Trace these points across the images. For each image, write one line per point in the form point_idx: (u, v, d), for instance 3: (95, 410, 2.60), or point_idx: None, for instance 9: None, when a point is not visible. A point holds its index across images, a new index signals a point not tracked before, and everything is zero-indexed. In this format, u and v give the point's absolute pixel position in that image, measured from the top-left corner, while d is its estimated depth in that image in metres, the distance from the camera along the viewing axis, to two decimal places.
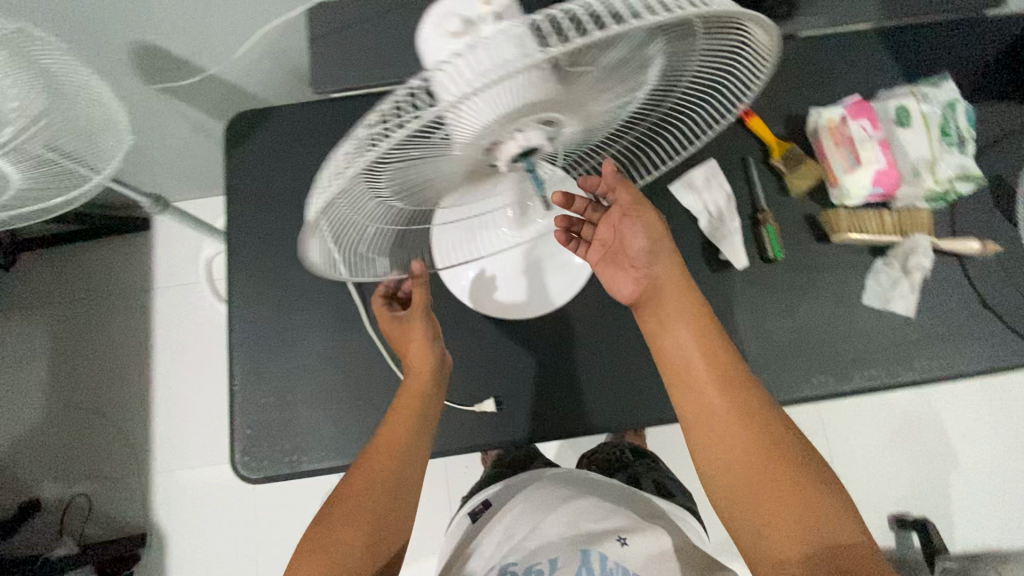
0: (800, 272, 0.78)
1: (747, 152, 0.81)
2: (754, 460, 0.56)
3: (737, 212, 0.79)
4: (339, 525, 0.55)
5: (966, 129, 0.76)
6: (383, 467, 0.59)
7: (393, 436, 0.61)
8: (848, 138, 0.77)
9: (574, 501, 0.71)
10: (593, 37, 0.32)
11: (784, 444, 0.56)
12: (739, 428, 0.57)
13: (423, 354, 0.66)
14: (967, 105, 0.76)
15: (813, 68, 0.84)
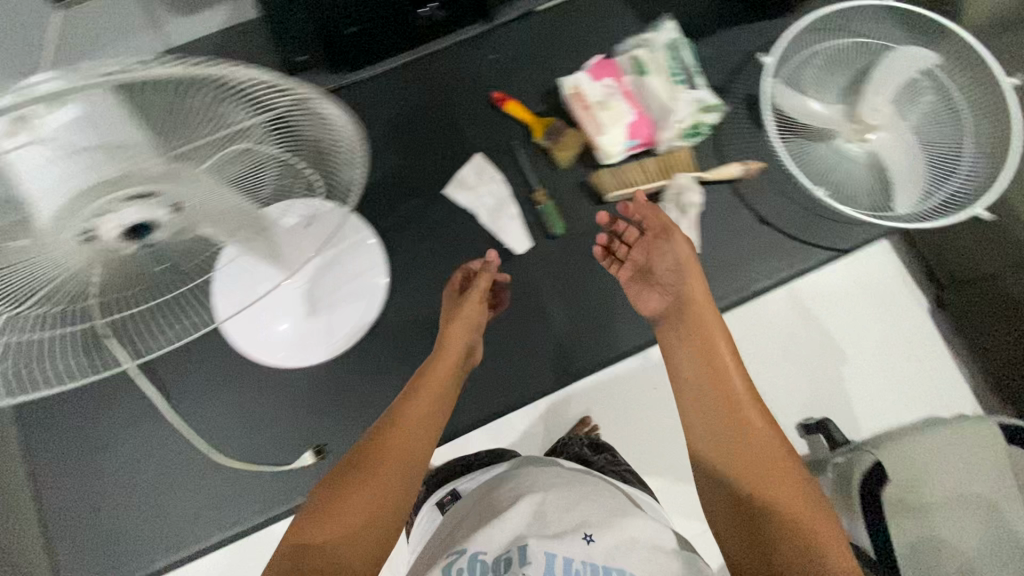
0: (584, 239, 0.80)
1: (510, 136, 0.82)
2: (759, 453, 0.56)
3: (513, 198, 0.80)
4: (337, 515, 0.51)
5: (693, 65, 0.78)
6: (397, 456, 0.56)
7: (416, 422, 0.60)
8: (591, 103, 0.79)
9: (540, 487, 0.57)
10: (87, 87, 0.28)
11: (777, 454, 0.56)
12: (742, 418, 0.58)
13: (462, 338, 0.68)
14: (687, 42, 0.79)
15: (554, 40, 0.86)
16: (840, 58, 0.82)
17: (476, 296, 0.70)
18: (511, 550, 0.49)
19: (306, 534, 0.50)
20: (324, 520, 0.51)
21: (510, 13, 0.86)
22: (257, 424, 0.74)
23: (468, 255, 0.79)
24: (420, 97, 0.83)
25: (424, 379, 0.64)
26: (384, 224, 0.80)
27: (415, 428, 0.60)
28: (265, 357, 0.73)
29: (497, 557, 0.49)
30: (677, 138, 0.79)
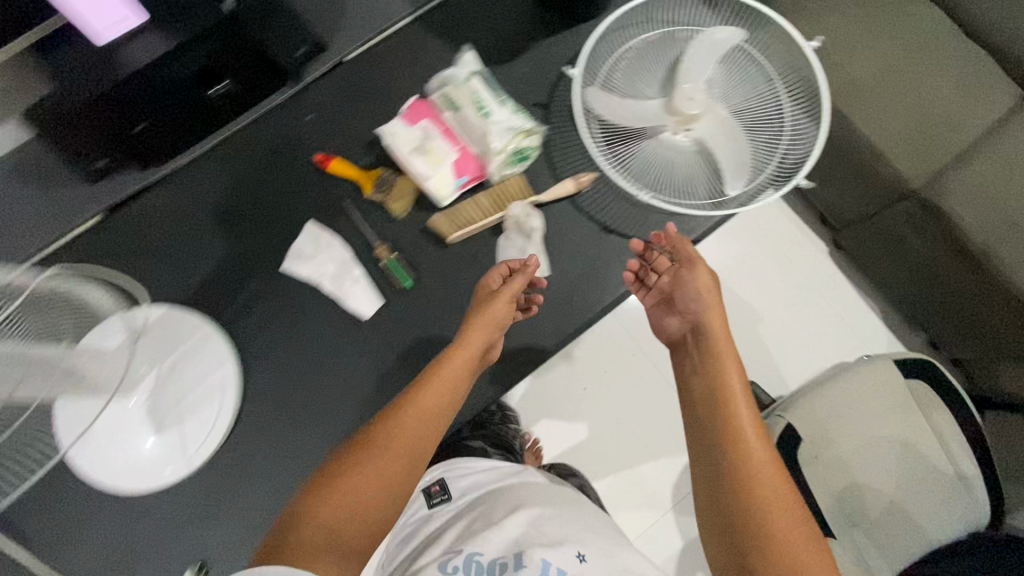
0: (436, 285, 0.78)
1: (342, 196, 0.80)
2: (769, 473, 0.62)
3: (355, 259, 0.77)
4: (347, 500, 0.59)
5: (500, 90, 0.77)
6: (399, 457, 0.63)
7: (412, 429, 0.64)
8: (412, 151, 0.77)
9: (533, 501, 0.79)
10: None
11: (783, 484, 0.62)
12: (751, 442, 0.64)
13: (478, 343, 0.69)
14: (484, 69, 0.77)
15: (369, 88, 0.84)
16: (651, 54, 0.84)
17: (501, 295, 0.70)
18: (507, 557, 0.69)
19: (313, 510, 0.58)
20: (331, 508, 0.58)
21: (319, 66, 0.82)
22: (134, 555, 0.71)
23: (321, 328, 0.76)
24: (243, 177, 0.81)
25: (428, 380, 0.67)
26: (227, 316, 0.76)
27: (415, 435, 0.64)
28: (119, 481, 0.69)
29: (493, 563, 0.69)
30: (504, 166, 0.78)
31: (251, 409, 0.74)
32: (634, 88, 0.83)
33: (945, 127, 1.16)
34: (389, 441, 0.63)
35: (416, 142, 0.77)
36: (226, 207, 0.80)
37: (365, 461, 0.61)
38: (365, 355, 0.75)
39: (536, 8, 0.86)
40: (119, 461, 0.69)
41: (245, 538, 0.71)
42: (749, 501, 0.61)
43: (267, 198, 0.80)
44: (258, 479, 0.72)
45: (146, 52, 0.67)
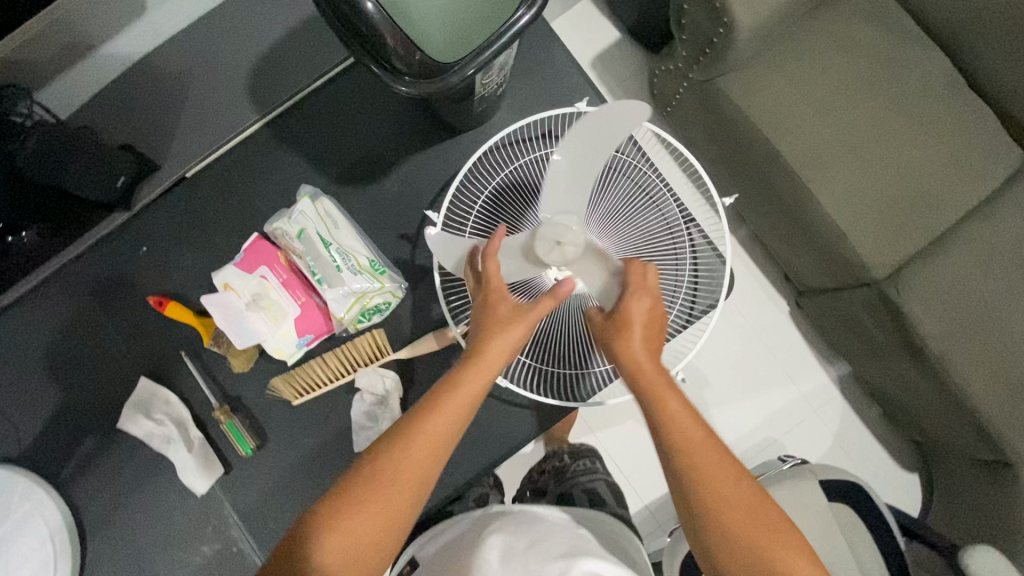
0: (282, 448, 0.71)
1: (184, 342, 0.72)
2: (724, 468, 0.44)
3: (195, 418, 0.71)
4: (330, 554, 0.41)
5: (339, 242, 0.67)
6: (397, 493, 0.42)
7: (418, 460, 0.43)
8: (243, 312, 0.66)
9: (506, 526, 0.54)
10: None
11: (748, 489, 0.44)
12: (711, 457, 0.44)
13: (508, 356, 0.48)
14: (317, 220, 0.66)
15: (211, 209, 0.73)
16: (546, 170, 0.70)
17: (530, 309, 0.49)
18: None
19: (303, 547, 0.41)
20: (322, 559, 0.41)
21: (150, 190, 0.72)
22: None
23: (160, 490, 0.71)
24: (73, 320, 0.72)
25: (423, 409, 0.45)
26: (62, 475, 0.71)
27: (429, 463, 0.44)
28: None
29: None
30: (355, 326, 0.68)
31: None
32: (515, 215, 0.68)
33: (956, 207, 0.87)
34: (372, 468, 0.43)
35: (249, 300, 0.67)
36: (54, 353, 0.72)
37: (382, 472, 0.43)
38: (204, 524, 0.70)
39: (409, 113, 0.73)
40: None
41: None
42: (715, 517, 0.43)
43: (98, 341, 0.72)
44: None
45: None
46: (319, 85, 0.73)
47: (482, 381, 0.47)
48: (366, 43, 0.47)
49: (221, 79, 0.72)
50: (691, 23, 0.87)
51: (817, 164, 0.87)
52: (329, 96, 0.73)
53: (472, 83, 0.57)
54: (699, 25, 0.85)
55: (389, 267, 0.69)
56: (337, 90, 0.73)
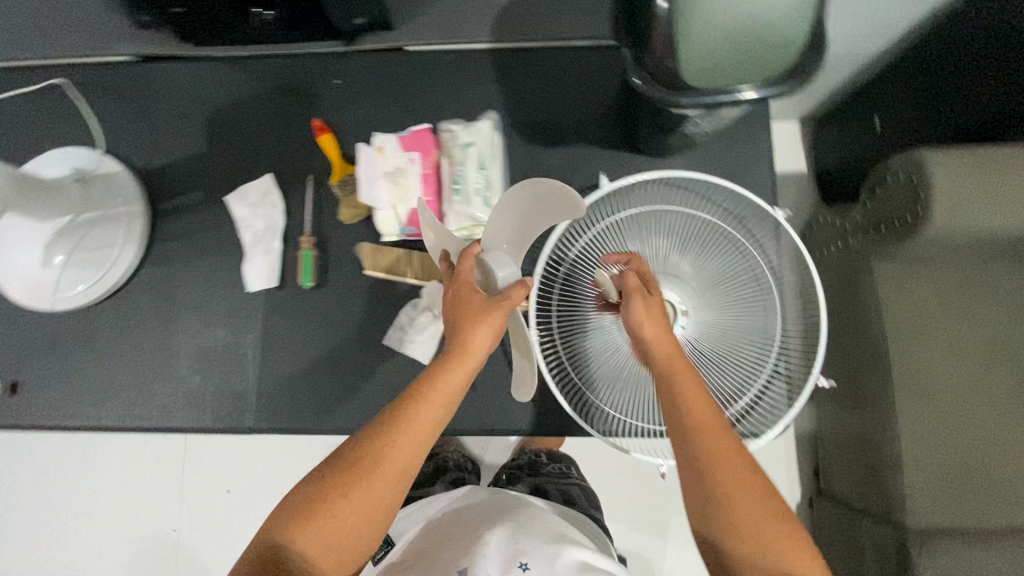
0: (329, 299, 0.75)
1: (315, 169, 0.79)
2: (722, 437, 0.49)
3: (283, 232, 0.77)
4: (331, 525, 0.48)
5: (490, 172, 0.71)
6: (378, 489, 0.49)
7: (394, 465, 0.50)
8: (380, 173, 0.72)
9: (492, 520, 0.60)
10: None
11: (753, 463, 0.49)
12: (708, 418, 0.50)
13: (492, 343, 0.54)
14: (485, 144, 0.71)
15: (406, 85, 0.80)
16: (686, 227, 0.72)
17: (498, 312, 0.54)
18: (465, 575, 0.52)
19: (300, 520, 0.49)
20: (318, 540, 0.48)
21: (373, 41, 0.79)
22: None
23: (220, 267, 0.77)
24: (254, 101, 0.81)
25: (404, 416, 0.51)
26: (162, 205, 0.80)
27: (410, 462, 0.51)
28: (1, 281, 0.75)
29: None
30: None
31: (125, 295, 0.78)
32: (637, 247, 0.71)
33: None
34: (359, 467, 0.50)
35: (390, 168, 0.72)
36: (220, 113, 0.81)
37: (372, 459, 0.50)
38: (233, 315, 0.76)
39: (608, 112, 0.77)
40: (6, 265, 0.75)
41: (52, 389, 0.76)
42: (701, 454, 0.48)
43: (258, 127, 0.80)
44: (88, 357, 0.77)
45: None
46: (551, 43, 0.78)
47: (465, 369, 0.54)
48: (629, 25, 0.53)
49: None
50: (886, 194, 0.81)
51: (920, 399, 0.78)
52: (553, 57, 0.78)
53: (689, 116, 0.60)
54: (896, 200, 0.78)
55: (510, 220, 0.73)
56: (562, 53, 0.78)
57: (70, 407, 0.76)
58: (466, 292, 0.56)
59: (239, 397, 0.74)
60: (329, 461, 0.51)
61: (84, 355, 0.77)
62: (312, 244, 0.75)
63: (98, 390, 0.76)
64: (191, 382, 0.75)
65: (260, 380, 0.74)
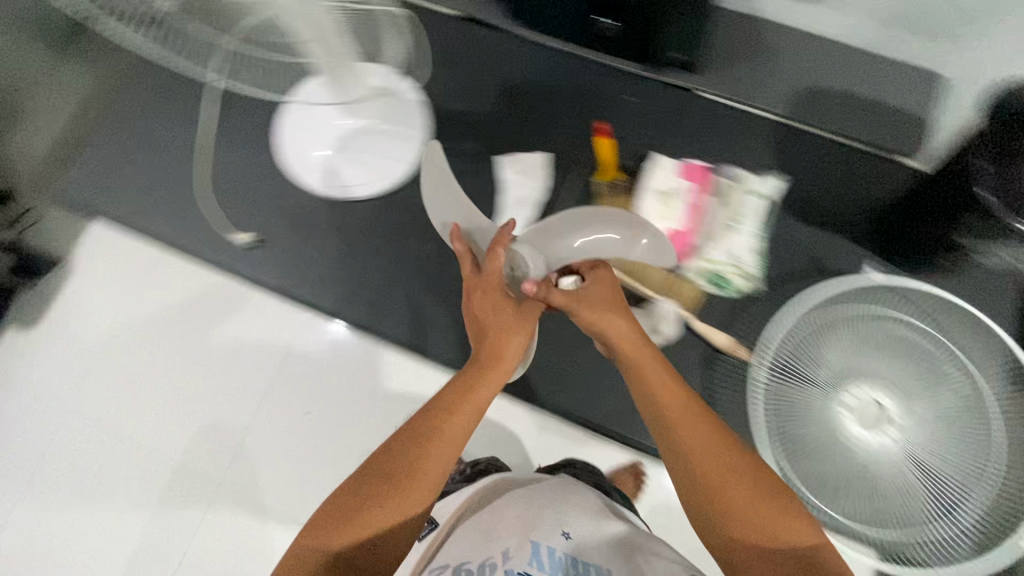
0: None
1: (584, 164, 0.85)
2: (738, 465, 0.51)
3: (541, 206, 0.84)
4: (369, 522, 0.50)
5: (760, 225, 0.78)
6: (416, 500, 0.52)
7: (433, 467, 0.53)
8: (660, 190, 0.79)
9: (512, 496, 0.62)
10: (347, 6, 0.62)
11: (727, 453, 0.51)
12: (711, 436, 0.52)
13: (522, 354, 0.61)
14: (768, 201, 0.79)
15: (688, 122, 0.86)
16: (910, 341, 0.73)
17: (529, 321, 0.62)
18: (496, 555, 0.53)
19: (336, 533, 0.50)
20: (352, 541, 0.50)
21: (672, 78, 0.86)
22: (242, 200, 0.90)
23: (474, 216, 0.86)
24: (547, 88, 0.88)
25: (437, 428, 0.54)
26: (441, 146, 0.89)
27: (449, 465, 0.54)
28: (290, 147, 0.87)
29: (482, 563, 0.53)
30: (696, 276, 0.77)
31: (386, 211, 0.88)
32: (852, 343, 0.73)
33: None
34: (398, 474, 0.52)
35: (672, 187, 0.79)
36: (517, 87, 0.89)
37: (409, 467, 0.52)
38: None
39: (867, 216, 0.81)
40: (298, 138, 0.87)
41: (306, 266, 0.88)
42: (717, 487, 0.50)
43: (543, 111, 0.88)
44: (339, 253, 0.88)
45: None
46: (835, 136, 0.84)
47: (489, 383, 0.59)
48: None
49: (787, 69, 0.84)
50: None
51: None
52: (832, 149, 0.83)
53: None
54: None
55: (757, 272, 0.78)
56: (841, 149, 0.83)
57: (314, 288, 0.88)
58: (491, 295, 0.62)
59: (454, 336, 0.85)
60: (354, 477, 0.53)
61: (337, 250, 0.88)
62: None
63: (340, 284, 0.87)
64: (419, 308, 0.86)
65: None
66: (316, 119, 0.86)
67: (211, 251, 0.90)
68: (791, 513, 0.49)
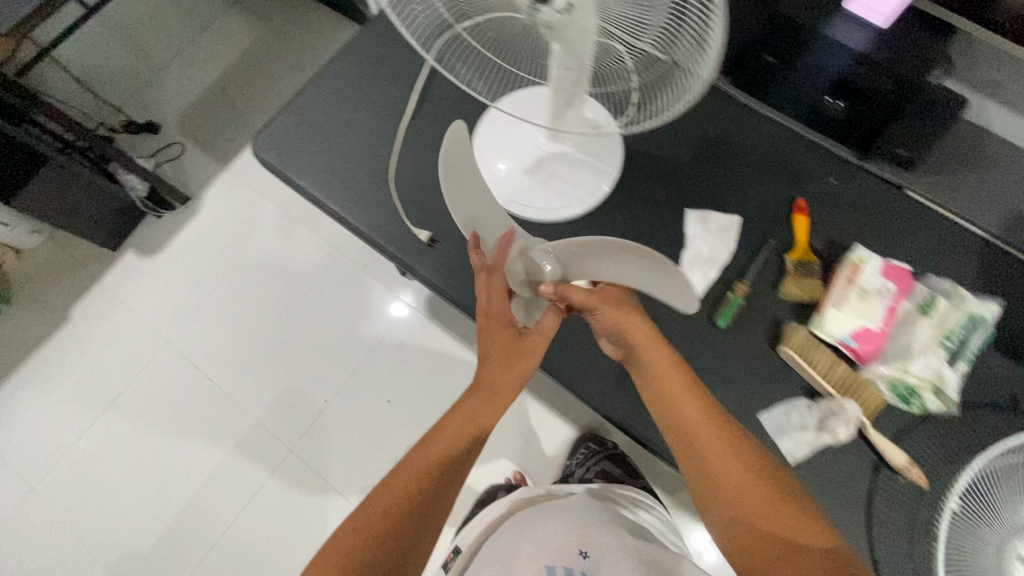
0: (729, 348, 0.78)
1: (774, 237, 0.82)
2: (732, 463, 0.65)
3: (723, 269, 0.81)
4: (378, 515, 0.64)
5: (972, 348, 0.72)
6: (434, 469, 0.69)
7: (442, 454, 0.71)
8: (860, 284, 0.75)
9: (536, 529, 0.78)
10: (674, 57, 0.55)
11: (746, 457, 0.66)
12: (717, 444, 0.66)
13: (537, 354, 0.76)
14: (989, 328, 0.72)
15: (890, 218, 0.82)
16: None
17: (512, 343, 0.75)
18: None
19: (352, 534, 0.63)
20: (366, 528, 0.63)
21: (885, 172, 0.84)
22: (418, 186, 0.88)
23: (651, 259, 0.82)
24: (752, 150, 0.86)
25: (458, 414, 0.73)
26: (629, 181, 0.86)
27: (462, 434, 0.72)
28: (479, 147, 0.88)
29: None
30: (882, 384, 0.73)
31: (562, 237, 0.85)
32: None
33: None
34: (400, 480, 0.68)
35: (874, 285, 0.75)
36: (719, 142, 0.87)
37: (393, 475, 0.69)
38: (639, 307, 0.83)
39: None
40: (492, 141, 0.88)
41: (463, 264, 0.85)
42: (732, 499, 0.64)
43: (743, 172, 0.85)
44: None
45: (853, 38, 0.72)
46: None
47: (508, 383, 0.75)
48: None
49: (1007, 188, 0.81)
50: None
51: None
52: None
53: None
54: None
55: (956, 399, 0.72)
56: None
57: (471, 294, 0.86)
58: (495, 283, 0.75)
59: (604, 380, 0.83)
60: (379, 490, 0.67)
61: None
62: (745, 294, 0.79)
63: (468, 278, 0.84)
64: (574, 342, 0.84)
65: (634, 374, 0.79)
66: (517, 133, 0.88)
67: (372, 228, 0.87)
68: (807, 530, 0.60)
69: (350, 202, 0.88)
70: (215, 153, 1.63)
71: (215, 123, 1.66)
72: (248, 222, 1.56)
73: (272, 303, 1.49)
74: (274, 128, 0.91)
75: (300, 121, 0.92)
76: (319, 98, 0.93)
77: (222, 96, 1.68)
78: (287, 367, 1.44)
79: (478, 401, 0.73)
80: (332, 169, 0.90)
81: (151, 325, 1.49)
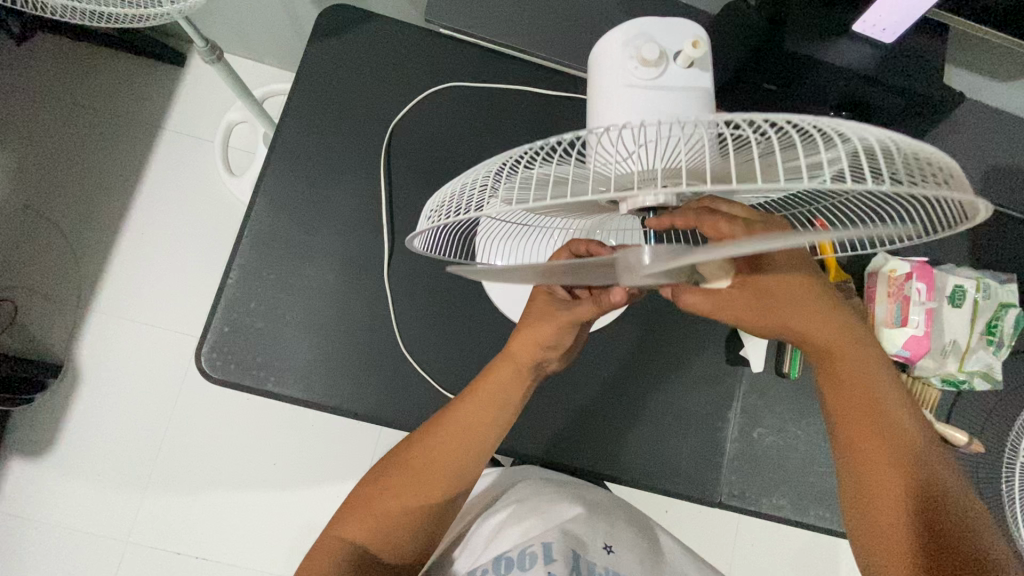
0: (799, 392, 0.79)
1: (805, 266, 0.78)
2: (864, 415, 0.54)
3: None
4: (371, 508, 0.61)
5: (1008, 335, 0.78)
6: (433, 470, 0.62)
7: (448, 462, 0.62)
8: (902, 296, 0.77)
9: (543, 514, 0.67)
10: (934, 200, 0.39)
11: (879, 396, 0.54)
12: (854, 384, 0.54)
13: (538, 344, 0.61)
14: (1018, 312, 0.78)
15: None
16: None
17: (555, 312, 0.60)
18: (537, 543, 0.61)
19: (338, 516, 0.63)
20: (355, 513, 0.62)
21: None
22: (435, 335, 0.73)
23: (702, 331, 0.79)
24: None
25: (474, 418, 0.62)
26: None
27: (467, 447, 0.62)
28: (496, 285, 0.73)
29: (522, 549, 0.62)
30: (932, 380, 0.79)
31: (611, 334, 0.78)
32: None
33: None
34: (402, 468, 0.62)
35: (914, 294, 0.76)
36: None
37: (405, 459, 0.63)
38: (713, 384, 0.79)
39: None
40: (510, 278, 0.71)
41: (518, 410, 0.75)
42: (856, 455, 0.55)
43: None
44: (556, 382, 0.76)
45: (850, 59, 0.67)
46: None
47: (519, 370, 0.63)
48: None
49: (984, 147, 0.83)
50: None
51: None
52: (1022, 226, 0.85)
53: None
54: None
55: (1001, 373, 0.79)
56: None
57: (532, 429, 0.75)
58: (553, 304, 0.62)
59: (700, 466, 0.76)
60: (378, 471, 0.64)
61: (559, 384, 0.76)
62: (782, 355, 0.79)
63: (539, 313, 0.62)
64: (658, 440, 0.76)
65: (731, 457, 0.77)
66: None
67: (400, 405, 0.71)
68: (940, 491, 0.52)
69: (358, 388, 0.71)
70: (66, 296, 1.26)
71: (45, 259, 1.26)
72: (154, 364, 1.26)
73: (230, 444, 1.25)
74: (220, 330, 0.70)
75: (247, 306, 0.71)
76: (261, 268, 0.72)
77: (35, 220, 1.27)
78: (286, 504, 1.24)
79: (492, 401, 0.63)
80: (318, 354, 0.71)
81: (90, 531, 1.18)
